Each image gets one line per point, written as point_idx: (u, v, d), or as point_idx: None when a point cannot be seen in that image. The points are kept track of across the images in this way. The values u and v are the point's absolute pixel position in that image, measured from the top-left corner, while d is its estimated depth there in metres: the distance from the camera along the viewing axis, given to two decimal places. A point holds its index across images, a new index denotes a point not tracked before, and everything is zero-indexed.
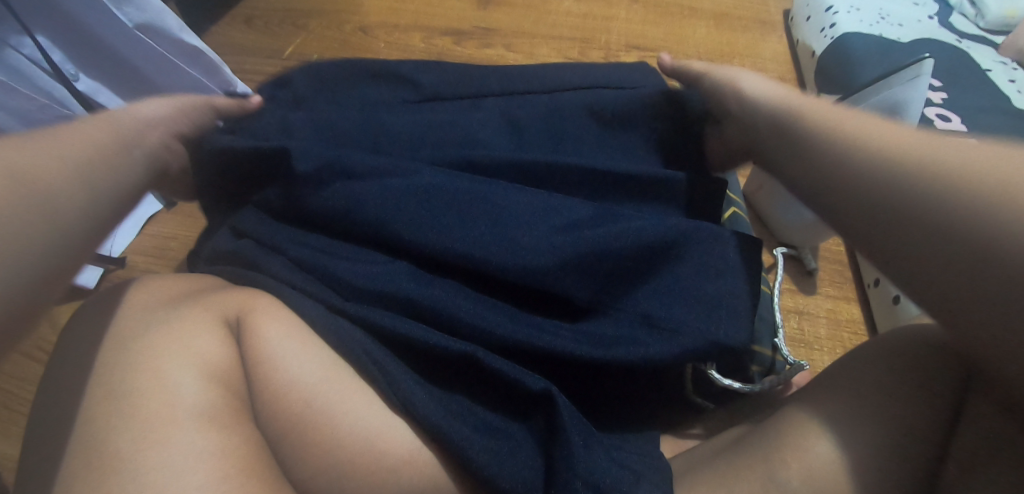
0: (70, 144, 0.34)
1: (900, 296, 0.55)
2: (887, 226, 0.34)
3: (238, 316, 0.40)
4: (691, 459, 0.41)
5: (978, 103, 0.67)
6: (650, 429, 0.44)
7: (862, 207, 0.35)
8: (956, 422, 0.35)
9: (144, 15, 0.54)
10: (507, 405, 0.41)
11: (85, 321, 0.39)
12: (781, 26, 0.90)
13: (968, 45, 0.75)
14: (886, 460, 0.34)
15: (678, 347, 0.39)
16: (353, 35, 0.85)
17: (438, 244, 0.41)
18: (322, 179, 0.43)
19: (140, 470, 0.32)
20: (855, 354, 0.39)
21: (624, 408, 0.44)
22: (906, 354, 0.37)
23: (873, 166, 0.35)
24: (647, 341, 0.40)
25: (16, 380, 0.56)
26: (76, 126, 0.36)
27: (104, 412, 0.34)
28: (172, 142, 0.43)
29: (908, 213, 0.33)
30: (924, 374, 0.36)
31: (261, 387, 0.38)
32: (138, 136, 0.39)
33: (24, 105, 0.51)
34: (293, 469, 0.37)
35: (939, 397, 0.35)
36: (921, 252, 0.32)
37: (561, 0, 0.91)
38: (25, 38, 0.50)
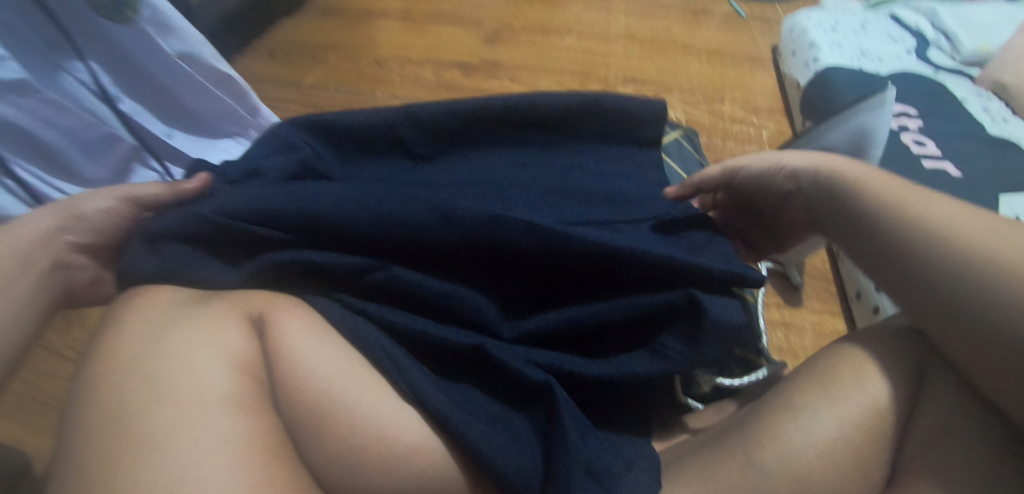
0: None
1: (880, 307, 0.59)
2: (923, 297, 0.38)
3: (260, 313, 0.43)
4: (678, 451, 0.44)
5: (953, 131, 0.72)
6: (643, 427, 0.48)
7: (929, 296, 0.38)
8: (912, 413, 0.38)
9: (184, 46, 0.61)
10: (509, 396, 0.44)
11: (114, 309, 0.42)
12: (769, 62, 0.96)
13: (944, 77, 0.80)
14: (852, 445, 0.37)
15: (662, 365, 0.45)
16: (369, 67, 0.91)
17: (441, 291, 0.45)
18: (315, 234, 0.45)
19: (174, 450, 0.35)
20: (829, 349, 0.42)
21: (619, 407, 0.47)
22: (873, 348, 0.40)
23: (935, 252, 0.37)
24: (638, 359, 0.45)
25: (48, 377, 0.60)
26: None
27: (135, 394, 0.37)
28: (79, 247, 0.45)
29: (964, 305, 0.36)
30: (888, 366, 0.39)
31: (280, 379, 0.41)
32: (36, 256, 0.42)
33: (74, 123, 0.55)
34: (308, 455, 0.40)
35: (900, 387, 0.38)
36: (977, 343, 0.35)
37: (562, 38, 0.98)
38: (78, 63, 0.56)
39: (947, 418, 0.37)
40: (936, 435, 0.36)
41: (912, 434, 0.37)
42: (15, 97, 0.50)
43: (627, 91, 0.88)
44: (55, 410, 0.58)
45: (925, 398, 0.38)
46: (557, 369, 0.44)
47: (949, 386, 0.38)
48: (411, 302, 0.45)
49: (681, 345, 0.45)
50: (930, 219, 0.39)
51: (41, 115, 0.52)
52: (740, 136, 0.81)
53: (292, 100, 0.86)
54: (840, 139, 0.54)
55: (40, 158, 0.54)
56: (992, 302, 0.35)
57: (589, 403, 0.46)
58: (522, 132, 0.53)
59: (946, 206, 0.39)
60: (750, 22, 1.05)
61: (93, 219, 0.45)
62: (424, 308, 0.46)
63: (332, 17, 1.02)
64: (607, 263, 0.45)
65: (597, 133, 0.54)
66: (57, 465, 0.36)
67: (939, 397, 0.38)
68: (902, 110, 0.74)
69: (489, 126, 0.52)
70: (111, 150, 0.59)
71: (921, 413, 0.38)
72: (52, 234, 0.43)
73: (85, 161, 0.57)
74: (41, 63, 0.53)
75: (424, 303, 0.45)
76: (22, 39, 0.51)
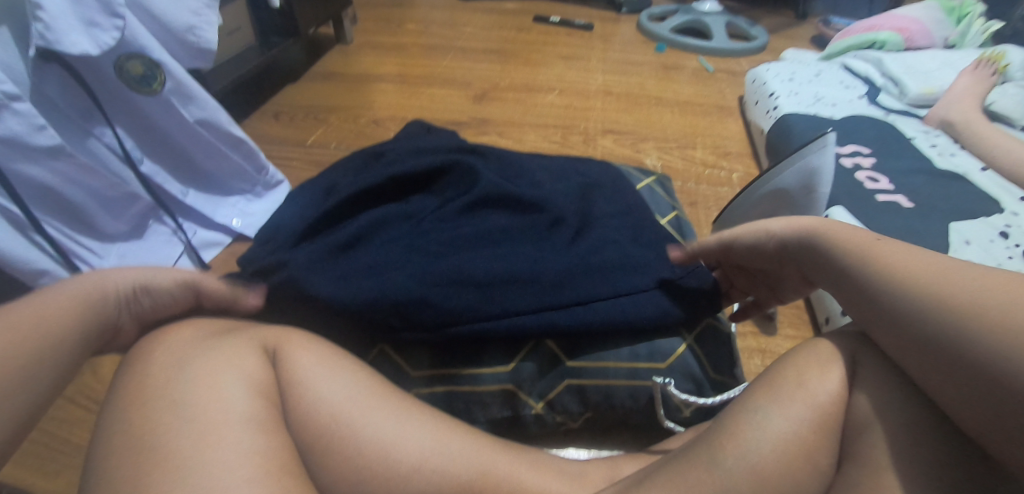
0: (49, 316, 0.42)
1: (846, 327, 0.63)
2: (939, 357, 0.36)
3: (273, 345, 0.47)
4: (646, 471, 0.44)
5: (905, 167, 0.77)
6: (614, 436, 0.58)
7: (931, 355, 0.36)
8: (848, 407, 0.39)
9: (204, 112, 0.71)
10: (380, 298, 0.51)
11: (137, 350, 0.45)
12: (736, 110, 1.05)
13: (894, 118, 0.87)
14: (802, 458, 0.38)
15: (419, 324, 0.52)
16: (367, 126, 0.99)
17: (488, 295, 0.52)
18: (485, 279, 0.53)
19: (200, 466, 0.38)
20: (794, 351, 0.43)
21: (605, 414, 0.56)
22: (825, 350, 0.42)
23: (896, 273, 0.39)
24: (401, 321, 0.52)
25: (57, 422, 0.60)
26: (60, 290, 0.44)
27: (167, 419, 0.40)
28: (130, 297, 0.47)
29: (949, 349, 0.35)
30: (824, 366, 0.41)
31: (294, 404, 0.45)
32: (103, 321, 0.45)
33: (100, 185, 0.63)
34: (318, 475, 0.44)
35: (834, 380, 0.40)
36: (946, 328, 0.36)
37: (545, 96, 1.07)
38: (107, 129, 0.65)
39: (881, 401, 0.38)
40: (874, 413, 0.38)
41: (853, 414, 0.39)
42: (48, 160, 0.58)
43: (606, 140, 0.95)
44: (62, 452, 0.57)
45: (860, 384, 0.39)
46: (367, 316, 0.52)
47: (875, 395, 0.38)
48: (384, 314, 0.52)
49: (645, 345, 0.55)
50: (922, 283, 0.38)
51: (72, 177, 0.60)
52: (712, 179, 0.87)
53: (295, 157, 0.92)
54: (791, 180, 0.62)
55: (68, 217, 0.62)
56: (956, 332, 0.35)
57: (559, 433, 0.58)
58: (547, 218, 0.58)
59: (966, 272, 0.37)
60: (717, 76, 1.16)
61: (113, 297, 0.46)
62: (478, 287, 0.52)
63: (334, 83, 1.12)
64: (490, 332, 0.53)
65: (628, 255, 0.55)
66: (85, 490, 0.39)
67: (875, 383, 0.39)
68: (855, 149, 0.80)
69: (573, 226, 0.58)
70: (130, 208, 0.67)
71: (858, 402, 0.39)
72: (123, 303, 0.46)
73: (107, 218, 0.65)
74: (71, 128, 0.63)
75: (372, 317, 0.52)
76: (57, 107, 0.61)
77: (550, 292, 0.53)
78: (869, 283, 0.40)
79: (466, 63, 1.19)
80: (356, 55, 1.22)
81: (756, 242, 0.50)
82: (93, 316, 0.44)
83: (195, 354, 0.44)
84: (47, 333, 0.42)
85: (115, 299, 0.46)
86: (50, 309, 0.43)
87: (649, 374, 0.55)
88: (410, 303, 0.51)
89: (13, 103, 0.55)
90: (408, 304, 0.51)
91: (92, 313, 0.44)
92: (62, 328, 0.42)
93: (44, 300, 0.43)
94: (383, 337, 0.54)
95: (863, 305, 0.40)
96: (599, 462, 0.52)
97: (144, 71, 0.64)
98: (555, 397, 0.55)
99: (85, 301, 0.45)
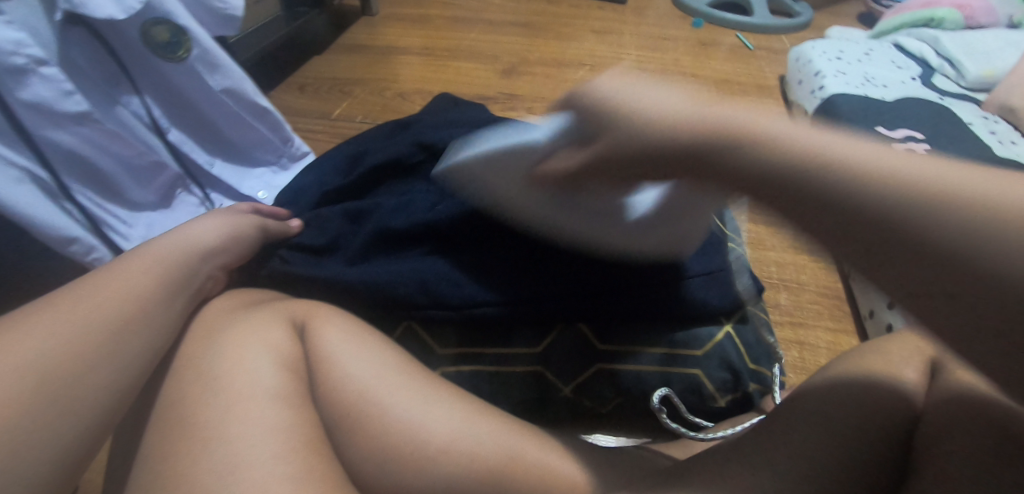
0: (146, 267, 0.43)
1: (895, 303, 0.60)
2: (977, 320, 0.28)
3: (300, 320, 0.46)
4: (693, 458, 0.43)
5: (962, 153, 0.72)
6: (645, 426, 0.56)
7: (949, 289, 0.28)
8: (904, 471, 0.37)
9: (228, 81, 0.68)
10: (408, 279, 0.51)
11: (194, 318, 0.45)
12: (776, 90, 1.01)
13: (949, 102, 0.82)
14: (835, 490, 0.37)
15: (445, 306, 0.51)
16: (393, 100, 0.97)
17: (518, 281, 0.51)
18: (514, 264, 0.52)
19: (223, 441, 0.37)
20: (846, 390, 0.42)
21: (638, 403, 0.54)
22: (883, 405, 0.40)
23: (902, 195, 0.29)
24: (426, 304, 0.51)
25: None
26: (167, 243, 0.46)
27: (195, 392, 0.39)
28: (216, 254, 0.49)
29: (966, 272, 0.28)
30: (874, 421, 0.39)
31: (321, 380, 0.44)
32: (191, 277, 0.46)
33: (127, 153, 0.61)
34: (345, 452, 0.42)
35: (886, 437, 0.39)
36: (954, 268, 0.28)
37: (575, 72, 1.04)
38: (134, 98, 0.65)
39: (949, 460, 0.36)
40: None
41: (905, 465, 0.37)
42: (74, 127, 0.57)
43: None
44: None
45: (919, 442, 0.38)
46: (392, 297, 0.51)
47: (949, 446, 0.36)
48: (411, 297, 0.51)
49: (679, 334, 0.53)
50: (935, 196, 0.29)
51: (100, 144, 0.59)
52: None
53: (320, 129, 0.91)
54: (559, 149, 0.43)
55: (95, 184, 0.61)
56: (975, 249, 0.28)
57: (587, 418, 0.57)
58: None
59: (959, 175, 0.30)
60: (757, 53, 1.11)
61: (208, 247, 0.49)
62: (510, 272, 0.52)
63: (360, 54, 1.09)
64: (517, 316, 0.52)
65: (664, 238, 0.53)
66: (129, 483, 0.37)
67: (938, 436, 0.37)
68: (909, 134, 0.75)
69: None
70: (157, 177, 0.65)
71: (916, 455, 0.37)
72: (212, 255, 0.49)
73: (132, 185, 0.63)
74: (100, 94, 0.62)
75: (398, 297, 0.51)
76: (85, 72, 0.60)
77: (581, 277, 0.51)
78: (842, 189, 0.30)
79: (494, 36, 1.15)
80: (382, 26, 1.19)
81: (663, 129, 0.35)
82: (187, 264, 0.46)
83: (225, 322, 0.44)
84: (143, 288, 0.42)
85: (205, 254, 0.48)
86: (127, 283, 0.42)
87: (684, 362, 0.53)
88: (436, 284, 0.51)
89: (40, 67, 0.54)
90: (438, 283, 0.51)
91: (177, 274, 0.45)
92: (161, 280, 0.43)
93: (136, 262, 0.43)
94: (406, 317, 0.53)
95: (892, 246, 0.29)
96: (631, 455, 0.50)
97: (170, 38, 0.63)
98: (585, 382, 0.53)
99: (181, 251, 0.46)
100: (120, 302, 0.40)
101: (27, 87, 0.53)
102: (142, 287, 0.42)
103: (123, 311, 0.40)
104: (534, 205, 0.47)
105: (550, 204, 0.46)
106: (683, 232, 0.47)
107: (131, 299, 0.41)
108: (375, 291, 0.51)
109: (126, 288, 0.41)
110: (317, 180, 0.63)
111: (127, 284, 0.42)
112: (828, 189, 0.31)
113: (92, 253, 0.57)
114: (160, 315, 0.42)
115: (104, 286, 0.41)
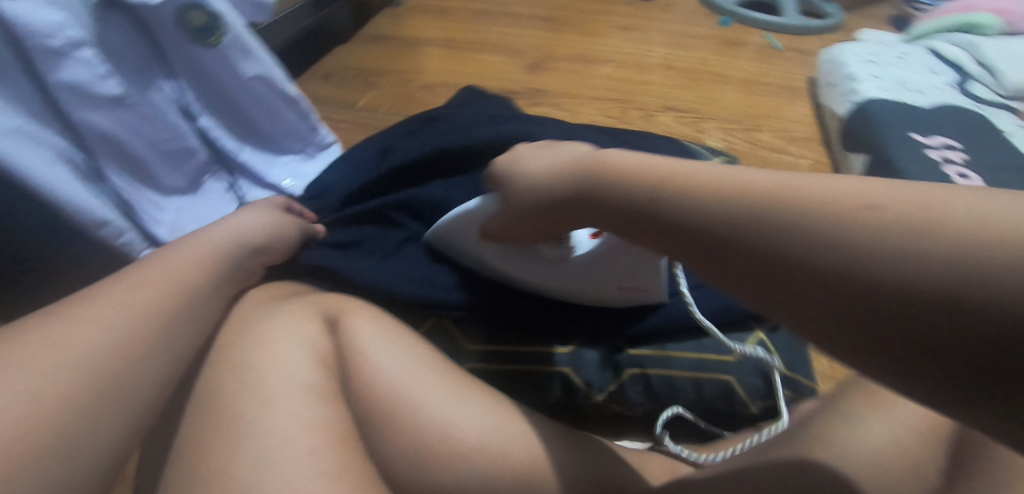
0: (190, 257, 0.44)
1: None
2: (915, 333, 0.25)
3: (333, 314, 0.46)
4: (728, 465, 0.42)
5: (999, 164, 0.71)
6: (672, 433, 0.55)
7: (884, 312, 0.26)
8: None
9: (260, 68, 0.68)
10: (452, 289, 0.53)
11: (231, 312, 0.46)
12: (805, 92, 0.99)
13: (987, 110, 0.81)
14: None
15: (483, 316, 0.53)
16: (418, 91, 0.97)
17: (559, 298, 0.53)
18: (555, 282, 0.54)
19: (260, 433, 0.37)
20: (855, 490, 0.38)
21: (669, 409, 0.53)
22: None
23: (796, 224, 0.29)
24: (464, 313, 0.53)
25: None
26: (213, 234, 0.47)
27: (232, 384, 0.39)
28: (257, 246, 0.49)
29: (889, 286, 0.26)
30: None
31: (354, 376, 0.43)
32: (233, 267, 0.47)
33: (158, 137, 0.62)
34: (379, 448, 0.42)
35: None
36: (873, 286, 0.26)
37: (601, 68, 1.03)
38: (167, 82, 0.65)
39: None
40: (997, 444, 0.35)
41: None
42: (111, 110, 0.57)
43: (665, 117, 0.91)
44: None
45: None
46: (432, 304, 0.52)
47: None
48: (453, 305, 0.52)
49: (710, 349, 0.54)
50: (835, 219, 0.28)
51: (133, 127, 0.59)
52: (779, 165, 0.83)
53: (345, 119, 0.90)
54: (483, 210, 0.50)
55: (127, 168, 0.61)
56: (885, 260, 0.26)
57: (615, 422, 0.55)
58: None
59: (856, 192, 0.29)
60: (785, 54, 1.09)
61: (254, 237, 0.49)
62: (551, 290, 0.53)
63: (384, 45, 1.09)
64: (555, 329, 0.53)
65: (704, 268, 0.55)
66: (169, 473, 0.37)
67: None
68: (946, 142, 0.74)
69: None
70: (188, 163, 0.66)
71: None
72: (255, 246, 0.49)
73: (163, 170, 0.63)
74: (135, 77, 0.61)
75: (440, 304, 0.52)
76: (121, 55, 0.60)
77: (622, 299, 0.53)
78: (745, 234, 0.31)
79: (519, 30, 1.14)
80: (406, 17, 1.19)
81: (551, 198, 0.43)
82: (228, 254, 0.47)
83: (265, 315, 0.44)
84: (185, 277, 0.43)
85: (247, 246, 0.49)
86: (173, 274, 0.42)
87: (718, 373, 0.53)
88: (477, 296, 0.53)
89: (77, 49, 0.54)
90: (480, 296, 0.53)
91: (221, 267, 0.46)
92: (203, 272, 0.44)
93: (179, 253, 0.44)
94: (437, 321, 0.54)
95: (784, 288, 0.29)
96: (663, 460, 0.49)
97: (206, 23, 0.63)
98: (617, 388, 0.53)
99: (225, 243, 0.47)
100: (163, 290, 0.41)
101: (65, 67, 0.53)
102: (183, 276, 0.43)
103: (165, 298, 0.41)
104: (490, 252, 0.51)
105: (501, 251, 0.51)
106: (630, 268, 0.50)
107: (172, 288, 0.41)
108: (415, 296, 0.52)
109: (169, 277, 0.42)
110: (347, 173, 0.62)
111: (169, 273, 0.42)
112: (742, 244, 0.31)
113: (123, 236, 0.57)
114: (194, 303, 0.42)
115: (147, 274, 0.42)
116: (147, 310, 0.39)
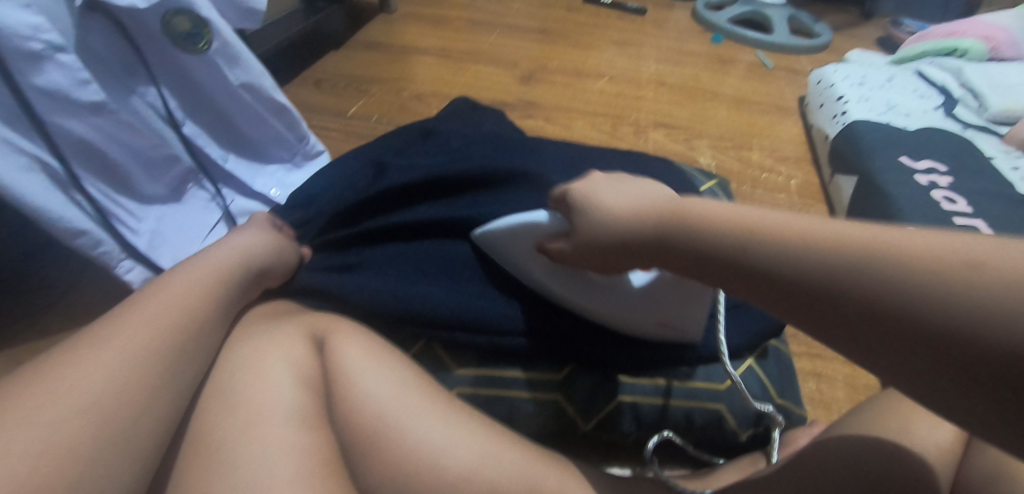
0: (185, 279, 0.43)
1: None
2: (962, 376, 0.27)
3: (322, 334, 0.45)
4: None
5: (984, 189, 0.71)
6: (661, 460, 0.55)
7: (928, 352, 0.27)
8: None
9: (248, 76, 0.66)
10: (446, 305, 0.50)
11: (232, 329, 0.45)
12: (795, 112, 1.00)
13: (971, 134, 0.82)
14: None
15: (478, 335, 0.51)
16: (410, 101, 0.95)
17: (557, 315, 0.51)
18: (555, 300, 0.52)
19: (238, 463, 0.36)
20: None
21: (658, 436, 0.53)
22: None
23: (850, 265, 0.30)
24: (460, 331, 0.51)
25: None
26: (212, 255, 0.47)
27: (219, 411, 0.39)
28: (250, 265, 0.48)
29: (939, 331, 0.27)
30: None
31: (339, 399, 0.42)
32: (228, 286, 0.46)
33: (141, 144, 0.60)
34: (362, 475, 0.41)
35: None
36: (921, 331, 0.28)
37: (595, 82, 1.02)
38: (151, 88, 0.63)
39: None
40: None
41: None
42: (89, 116, 0.55)
43: (657, 134, 0.91)
44: None
45: None
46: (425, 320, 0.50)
47: None
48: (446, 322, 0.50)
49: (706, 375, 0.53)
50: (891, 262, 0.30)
51: (114, 135, 0.58)
52: (768, 185, 0.83)
53: (335, 127, 0.89)
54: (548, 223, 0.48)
55: (106, 176, 0.59)
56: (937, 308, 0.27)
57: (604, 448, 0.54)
58: None
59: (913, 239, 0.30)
60: (777, 73, 1.10)
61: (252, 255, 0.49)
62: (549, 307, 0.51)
63: (377, 52, 1.08)
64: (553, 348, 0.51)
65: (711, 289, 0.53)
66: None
67: None
68: (931, 166, 0.74)
69: None
70: (170, 170, 0.64)
71: None
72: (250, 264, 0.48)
73: (144, 178, 0.62)
74: (116, 83, 0.60)
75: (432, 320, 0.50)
76: (103, 61, 0.58)
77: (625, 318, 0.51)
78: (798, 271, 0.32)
79: (514, 41, 1.14)
80: (401, 25, 1.18)
81: (626, 230, 0.41)
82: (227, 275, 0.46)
83: (255, 338, 0.43)
84: (176, 297, 0.42)
85: (245, 266, 0.48)
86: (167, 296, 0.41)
87: (709, 401, 0.52)
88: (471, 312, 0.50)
89: (57, 54, 0.52)
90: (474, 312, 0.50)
91: (217, 289, 0.44)
92: (195, 292, 0.43)
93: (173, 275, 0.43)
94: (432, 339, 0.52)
95: (835, 321, 0.31)
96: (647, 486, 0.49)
97: (190, 28, 0.61)
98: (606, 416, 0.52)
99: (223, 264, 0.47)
100: (150, 312, 0.40)
101: (40, 71, 0.51)
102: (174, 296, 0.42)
103: (151, 320, 0.39)
104: (542, 269, 0.49)
105: (551, 266, 0.49)
106: (681, 303, 0.48)
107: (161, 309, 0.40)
108: (406, 314, 0.50)
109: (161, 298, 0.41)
110: (339, 186, 0.61)
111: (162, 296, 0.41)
112: (796, 282, 0.32)
113: (100, 246, 0.55)
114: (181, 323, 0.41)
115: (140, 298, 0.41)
116: (126, 331, 0.38)
